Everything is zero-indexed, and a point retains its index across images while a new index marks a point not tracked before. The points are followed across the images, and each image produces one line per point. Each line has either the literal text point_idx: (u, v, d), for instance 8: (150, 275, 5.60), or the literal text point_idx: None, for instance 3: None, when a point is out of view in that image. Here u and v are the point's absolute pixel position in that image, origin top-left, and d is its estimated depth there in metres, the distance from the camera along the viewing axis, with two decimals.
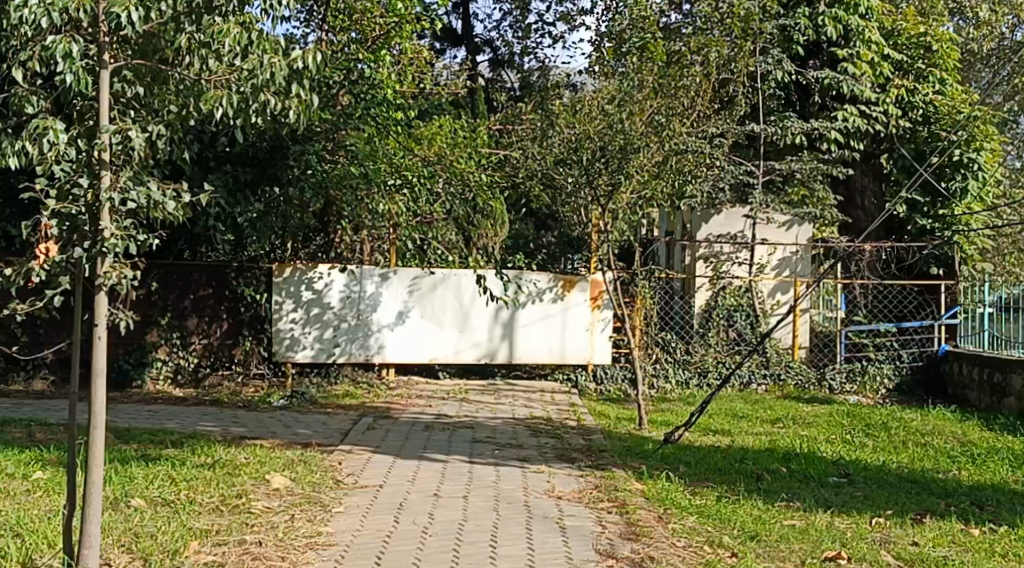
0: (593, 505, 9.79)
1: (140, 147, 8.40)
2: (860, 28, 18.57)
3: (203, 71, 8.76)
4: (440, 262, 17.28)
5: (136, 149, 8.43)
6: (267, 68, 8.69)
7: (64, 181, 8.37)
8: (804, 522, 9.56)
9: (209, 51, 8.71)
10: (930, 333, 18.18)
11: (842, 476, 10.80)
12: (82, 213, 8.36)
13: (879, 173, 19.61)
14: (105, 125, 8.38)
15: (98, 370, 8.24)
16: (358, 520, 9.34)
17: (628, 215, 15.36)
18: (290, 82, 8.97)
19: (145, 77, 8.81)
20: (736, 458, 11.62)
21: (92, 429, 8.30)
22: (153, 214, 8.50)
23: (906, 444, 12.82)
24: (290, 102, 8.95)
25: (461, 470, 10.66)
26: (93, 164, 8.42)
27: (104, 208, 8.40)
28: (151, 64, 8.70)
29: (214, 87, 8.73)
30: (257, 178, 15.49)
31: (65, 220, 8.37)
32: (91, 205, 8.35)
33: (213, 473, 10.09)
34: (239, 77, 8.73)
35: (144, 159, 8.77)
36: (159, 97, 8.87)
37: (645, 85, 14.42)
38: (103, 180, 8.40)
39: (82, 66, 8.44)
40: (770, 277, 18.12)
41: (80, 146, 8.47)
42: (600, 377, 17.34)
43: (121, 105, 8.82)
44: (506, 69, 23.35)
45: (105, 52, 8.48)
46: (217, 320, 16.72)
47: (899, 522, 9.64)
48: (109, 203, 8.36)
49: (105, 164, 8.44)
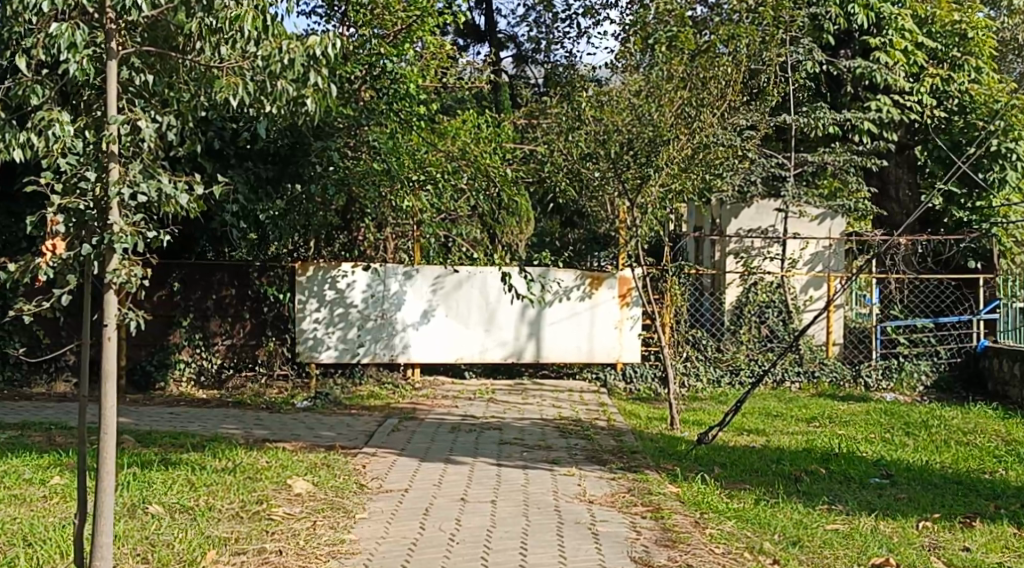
0: (626, 509, 9.45)
1: (151, 137, 8.14)
2: (893, 16, 18.25)
3: (214, 59, 8.47)
4: (465, 260, 16.94)
5: (147, 140, 8.15)
6: (283, 54, 8.38)
7: (70, 174, 8.18)
8: (847, 527, 9.19)
9: (220, 38, 8.42)
10: (968, 328, 17.77)
11: (884, 477, 10.44)
12: (90, 208, 8.13)
13: (913, 165, 19.15)
14: (113, 115, 8.09)
15: (108, 371, 7.88)
16: (383, 527, 9.02)
17: (658, 209, 15.02)
18: (307, 70, 8.60)
19: (155, 65, 8.57)
20: (773, 458, 11.27)
21: (103, 431, 7.95)
22: (165, 209, 8.27)
23: (947, 443, 12.45)
24: (307, 90, 8.57)
25: (488, 473, 10.33)
26: (103, 157, 8.15)
27: (114, 203, 8.13)
28: (161, 51, 8.44)
29: (226, 74, 8.44)
30: (279, 176, 15.38)
31: (73, 216, 8.16)
32: (98, 200, 8.12)
33: (233, 477, 9.82)
34: (253, 64, 8.42)
35: (155, 151, 8.45)
36: (170, 86, 8.59)
37: (675, 75, 14.03)
38: (111, 173, 8.13)
39: (88, 55, 8.23)
40: (803, 272, 17.69)
41: (87, 138, 8.22)
42: (629, 376, 17.03)
43: (130, 94, 8.58)
44: (530, 64, 23.07)
45: (112, 40, 8.22)
46: (240, 321, 16.45)
47: (948, 526, 9.27)
48: (118, 197, 8.06)
49: (113, 156, 8.14)
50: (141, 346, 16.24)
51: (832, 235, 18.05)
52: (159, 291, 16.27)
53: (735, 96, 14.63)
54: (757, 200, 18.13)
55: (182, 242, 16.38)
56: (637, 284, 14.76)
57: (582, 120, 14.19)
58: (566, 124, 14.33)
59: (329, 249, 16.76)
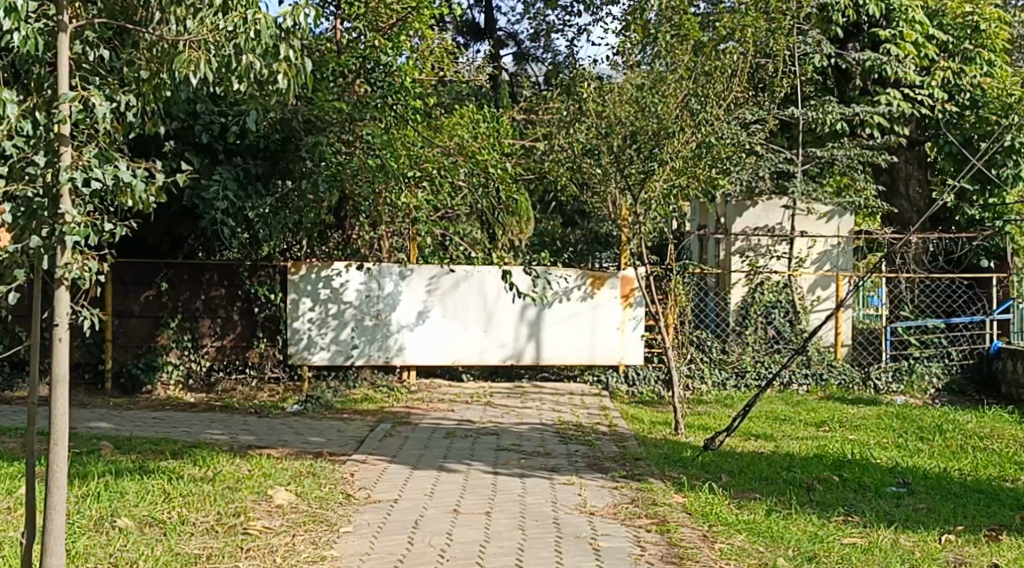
0: (630, 522, 8.93)
1: (104, 116, 7.78)
2: (903, 8, 17.72)
3: (178, 32, 8.05)
4: (464, 260, 16.41)
5: (99, 121, 7.79)
6: (250, 25, 7.90)
7: (16, 159, 7.77)
8: (866, 540, 8.67)
9: (185, 10, 8.03)
10: (981, 329, 17.29)
11: (901, 485, 9.91)
12: (39, 195, 7.70)
13: (923, 162, 18.69)
14: (64, 93, 7.69)
15: (58, 378, 7.61)
16: (369, 542, 8.51)
17: (662, 206, 14.49)
18: (278, 44, 8.13)
19: (109, 38, 8.27)
20: (783, 465, 10.75)
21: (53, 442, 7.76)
22: (122, 200, 7.88)
23: (965, 449, 11.94)
24: (278, 66, 8.09)
25: (483, 482, 9.82)
26: (53, 139, 7.73)
27: (65, 190, 7.73)
28: (115, 22, 8.11)
29: (189, 49, 8.01)
30: (269, 172, 14.81)
31: (20, 204, 7.73)
32: (49, 187, 7.68)
33: (211, 486, 9.32)
34: (219, 37, 7.97)
35: (113, 135, 8.06)
36: (125, 60, 8.26)
37: (679, 65, 13.53)
38: (63, 157, 7.72)
39: (36, 29, 7.81)
40: (810, 272, 17.18)
41: (36, 120, 7.79)
42: (632, 378, 16.54)
43: (84, 70, 8.20)
44: (530, 62, 22.63)
45: (64, 13, 7.83)
46: (230, 323, 15.96)
47: (973, 539, 8.76)
48: (70, 183, 7.65)
49: (65, 139, 7.73)
50: (128, 348, 15.69)
51: (839, 233, 17.59)
52: (146, 292, 15.72)
53: (741, 88, 14.12)
54: (762, 199, 17.66)
55: (170, 241, 15.84)
56: (639, 284, 14.22)
57: (583, 115, 13.63)
58: (568, 117, 13.78)
59: (322, 248, 16.25)
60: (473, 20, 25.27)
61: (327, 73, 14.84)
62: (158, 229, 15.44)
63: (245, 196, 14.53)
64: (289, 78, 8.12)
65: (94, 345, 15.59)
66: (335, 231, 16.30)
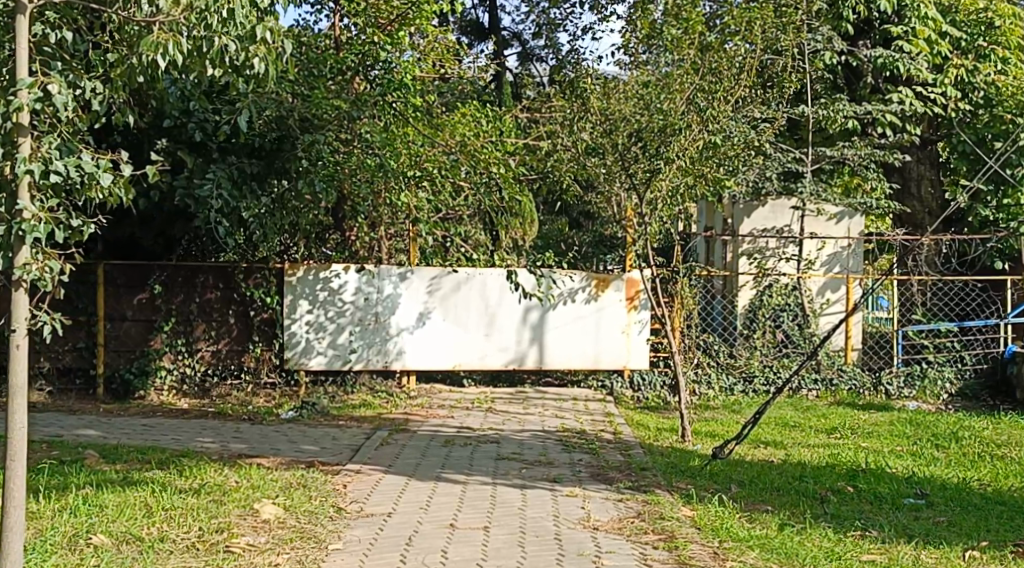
0: (636, 538, 8.53)
1: (62, 104, 7.90)
2: (915, 3, 17.30)
3: (151, 15, 8.34)
4: (466, 262, 15.97)
5: (59, 108, 7.92)
6: (225, 7, 8.23)
7: None
8: (886, 557, 8.28)
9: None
10: (995, 333, 16.79)
11: (920, 497, 9.50)
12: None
13: (934, 161, 18.28)
14: (23, 80, 7.81)
15: (18, 383, 7.74)
16: (359, 560, 8.12)
17: (668, 206, 14.07)
18: (254, 26, 8.50)
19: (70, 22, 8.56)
20: (795, 475, 10.34)
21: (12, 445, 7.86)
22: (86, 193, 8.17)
23: (982, 457, 11.53)
24: (255, 48, 8.50)
25: (482, 494, 9.42)
26: (12, 131, 7.88)
27: (23, 184, 7.89)
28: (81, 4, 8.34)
29: (162, 31, 8.33)
30: (264, 171, 14.24)
31: None
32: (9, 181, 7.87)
33: (197, 500, 8.94)
34: (192, 20, 8.29)
35: (76, 122, 8.32)
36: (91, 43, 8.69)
37: (685, 61, 13.13)
38: (22, 148, 7.88)
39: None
40: (819, 273, 16.77)
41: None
42: (637, 384, 16.12)
43: (47, 55, 8.41)
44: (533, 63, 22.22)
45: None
46: (225, 326, 15.51)
47: (997, 556, 8.35)
48: (28, 176, 7.82)
49: (24, 129, 7.88)
50: (120, 352, 15.28)
51: (851, 234, 17.13)
52: (139, 295, 15.32)
53: (749, 83, 13.70)
54: (771, 199, 17.16)
55: (163, 243, 15.38)
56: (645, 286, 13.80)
57: (588, 112, 13.23)
58: (571, 114, 13.36)
59: (319, 249, 15.84)
60: (476, 19, 24.86)
61: (325, 72, 14.51)
62: (151, 230, 15.00)
63: (239, 196, 13.91)
64: (266, 60, 8.63)
65: (86, 349, 15.20)
66: (333, 231, 15.86)
